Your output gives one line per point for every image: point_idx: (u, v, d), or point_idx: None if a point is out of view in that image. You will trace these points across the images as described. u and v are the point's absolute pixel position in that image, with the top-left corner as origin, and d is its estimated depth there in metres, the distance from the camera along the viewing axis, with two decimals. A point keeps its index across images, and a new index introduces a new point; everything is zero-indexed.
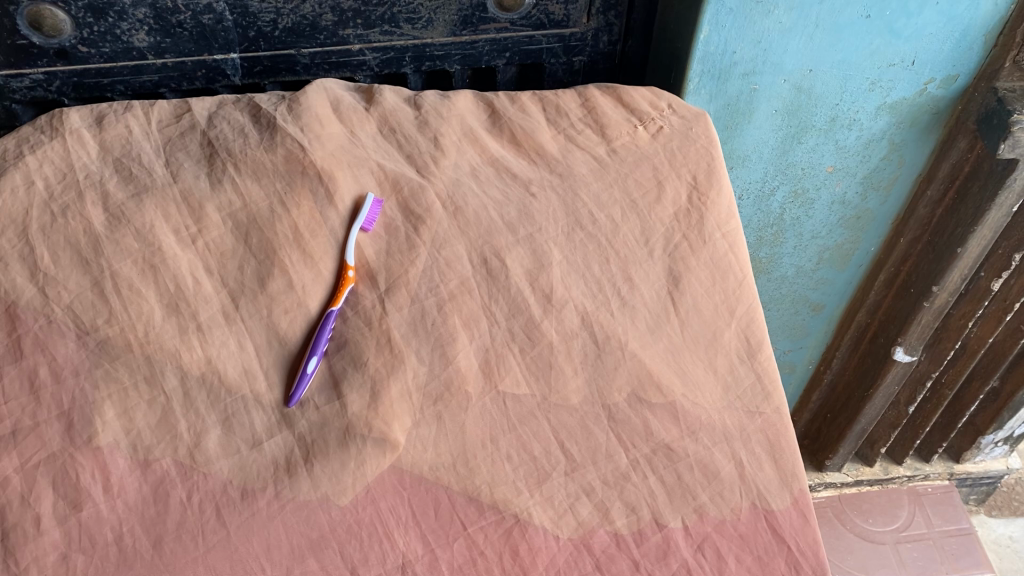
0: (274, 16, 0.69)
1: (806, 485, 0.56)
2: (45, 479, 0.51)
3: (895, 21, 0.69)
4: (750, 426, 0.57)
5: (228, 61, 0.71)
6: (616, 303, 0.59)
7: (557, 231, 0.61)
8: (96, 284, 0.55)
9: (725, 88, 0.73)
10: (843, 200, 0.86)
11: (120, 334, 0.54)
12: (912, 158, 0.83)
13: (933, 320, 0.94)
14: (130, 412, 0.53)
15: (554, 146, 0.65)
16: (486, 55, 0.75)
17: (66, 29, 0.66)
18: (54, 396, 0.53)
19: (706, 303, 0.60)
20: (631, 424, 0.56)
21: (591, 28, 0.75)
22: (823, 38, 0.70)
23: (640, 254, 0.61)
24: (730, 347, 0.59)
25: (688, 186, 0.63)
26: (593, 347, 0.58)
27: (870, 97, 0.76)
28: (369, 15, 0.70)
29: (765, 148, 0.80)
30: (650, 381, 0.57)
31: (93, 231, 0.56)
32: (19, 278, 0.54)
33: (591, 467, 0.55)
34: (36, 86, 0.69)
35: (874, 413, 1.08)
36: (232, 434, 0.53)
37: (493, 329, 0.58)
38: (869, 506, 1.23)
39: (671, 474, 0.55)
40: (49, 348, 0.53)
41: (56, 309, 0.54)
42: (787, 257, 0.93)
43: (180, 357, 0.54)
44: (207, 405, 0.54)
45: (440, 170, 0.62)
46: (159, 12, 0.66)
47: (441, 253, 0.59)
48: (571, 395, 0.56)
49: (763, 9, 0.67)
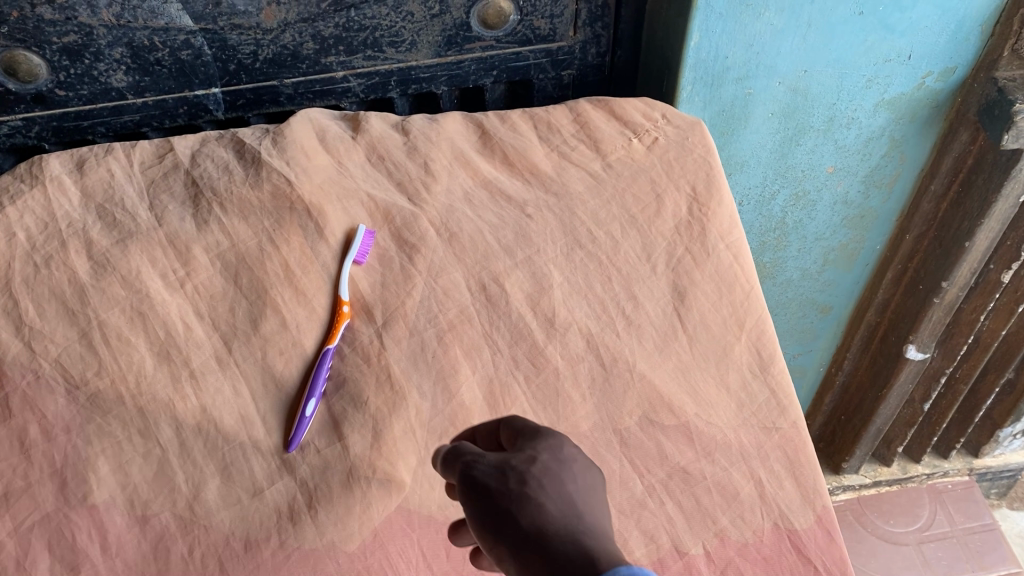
0: (254, 48, 0.67)
1: (829, 501, 0.54)
2: (39, 542, 0.49)
3: (888, 16, 0.67)
4: (768, 443, 0.55)
5: (210, 96, 0.69)
6: (621, 323, 0.57)
7: (556, 251, 0.59)
8: (84, 335, 0.53)
9: (719, 94, 0.72)
10: (846, 199, 0.84)
11: (111, 386, 0.52)
12: (913, 154, 0.81)
13: (944, 316, 0.93)
14: (125, 466, 0.51)
15: (548, 164, 0.64)
16: (473, 74, 0.74)
17: (42, 74, 0.64)
18: (46, 453, 0.51)
19: (714, 318, 0.58)
20: (645, 448, 0.54)
21: (578, 41, 0.73)
22: (816, 38, 0.68)
23: (642, 271, 0.59)
24: (741, 362, 0.57)
25: (688, 198, 0.62)
26: (601, 370, 0.55)
27: (867, 95, 0.74)
28: (351, 41, 0.68)
29: (763, 152, 0.78)
30: (661, 402, 0.55)
31: (78, 281, 0.55)
32: (4, 334, 0.53)
33: (606, 495, 0.52)
34: (15, 132, 0.67)
35: (890, 412, 1.07)
36: (232, 484, 0.51)
37: (496, 357, 0.55)
38: (889, 507, 1.21)
39: (689, 499, 0.53)
40: (39, 405, 0.52)
41: (44, 364, 0.52)
42: (791, 261, 0.91)
43: (173, 407, 0.52)
44: (203, 454, 0.52)
45: (432, 197, 0.61)
46: (135, 50, 0.65)
47: (438, 282, 0.57)
48: (580, 421, 0.54)
49: (753, 12, 0.65)
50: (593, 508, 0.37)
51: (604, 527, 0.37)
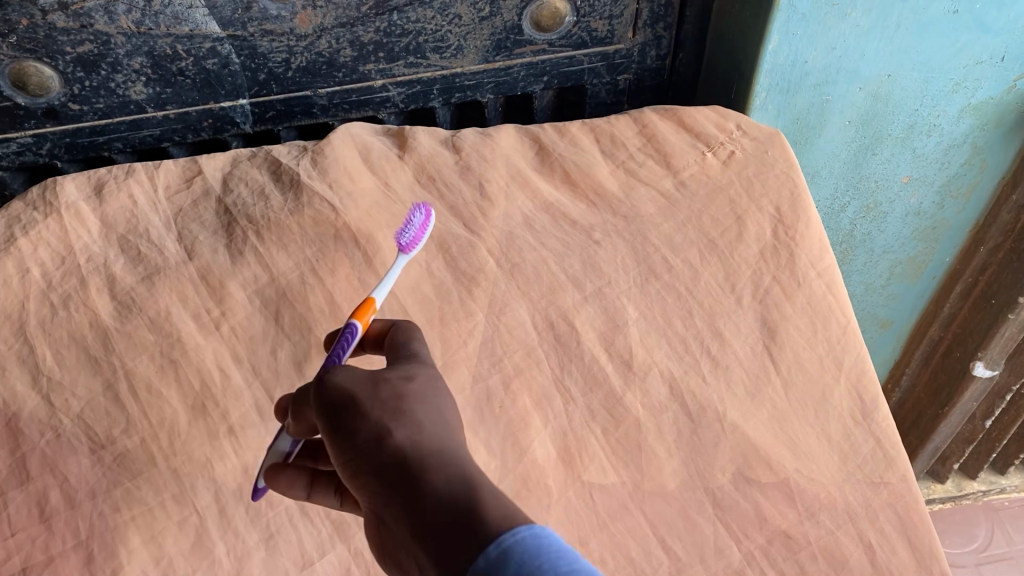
0: (286, 56, 0.61)
1: (947, 568, 0.47)
2: None
3: (985, 15, 0.61)
4: (876, 501, 0.49)
5: (237, 108, 0.63)
6: (707, 365, 0.51)
7: (630, 283, 0.53)
8: (109, 387, 0.47)
9: (794, 102, 0.66)
10: (919, 211, 0.79)
11: (140, 445, 0.46)
12: (995, 162, 0.75)
13: (1017, 332, 0.89)
14: (159, 537, 0.45)
15: (614, 182, 0.58)
16: (522, 81, 0.67)
17: (55, 86, 0.58)
18: (68, 523, 0.44)
19: (809, 358, 0.52)
20: (740, 509, 0.47)
21: (637, 44, 0.67)
22: (904, 40, 0.62)
23: (727, 303, 0.53)
24: (842, 408, 0.51)
25: (772, 220, 0.56)
26: (687, 422, 0.49)
27: (953, 99, 0.68)
28: (391, 47, 0.62)
29: (836, 163, 0.72)
30: (757, 456, 0.48)
31: (101, 325, 0.49)
32: (19, 385, 0.47)
33: (700, 565, 0.46)
34: (25, 150, 0.61)
35: (950, 429, 1.03)
36: (278, 556, 0.45)
37: (570, 407, 0.49)
38: (945, 526, 1.16)
39: (792, 568, 0.46)
40: (60, 467, 0.46)
41: (64, 420, 0.47)
42: (855, 275, 0.85)
43: (212, 467, 0.47)
44: (246, 522, 0.46)
45: (489, 222, 0.55)
46: (157, 60, 0.58)
47: (502, 319, 0.51)
48: (667, 480, 0.48)
49: (839, 12, 0.59)
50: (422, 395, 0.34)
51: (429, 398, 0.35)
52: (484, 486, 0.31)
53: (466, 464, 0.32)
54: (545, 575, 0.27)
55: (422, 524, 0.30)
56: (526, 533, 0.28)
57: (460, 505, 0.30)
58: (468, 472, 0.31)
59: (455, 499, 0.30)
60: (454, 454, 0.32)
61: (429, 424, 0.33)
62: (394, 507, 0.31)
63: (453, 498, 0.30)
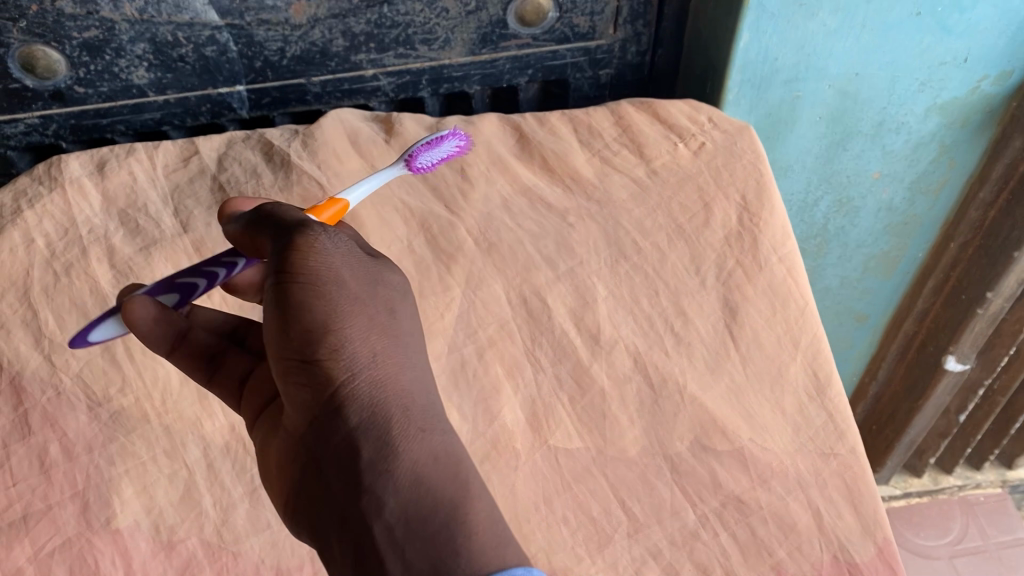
0: (281, 45, 0.64)
1: (890, 533, 0.50)
2: (61, 569, 0.46)
3: (947, 17, 0.64)
4: (826, 470, 0.51)
5: (234, 94, 0.66)
6: (670, 341, 0.54)
7: (600, 263, 0.57)
8: (106, 349, 0.52)
9: (766, 97, 0.69)
10: (890, 206, 0.81)
11: (135, 404, 0.51)
12: (963, 160, 0.77)
13: (987, 326, 0.91)
14: (150, 489, 0.48)
15: (589, 170, 0.61)
16: (508, 73, 0.70)
17: (61, 70, 0.61)
18: (67, 474, 0.48)
19: (768, 336, 0.55)
20: (697, 475, 0.50)
21: (618, 39, 0.70)
22: (870, 40, 0.65)
23: (691, 284, 0.56)
24: (798, 383, 0.54)
25: (738, 207, 0.59)
26: (649, 393, 0.52)
27: (919, 99, 0.71)
28: (382, 38, 0.65)
29: (808, 157, 0.75)
30: (714, 426, 0.52)
31: (100, 291, 0.53)
32: (23, 347, 0.51)
33: (656, 526, 0.49)
34: (32, 130, 0.64)
35: (925, 422, 1.06)
36: (261, 508, 0.49)
37: (539, 376, 0.53)
38: (920, 519, 1.19)
39: (743, 530, 0.49)
40: (59, 423, 0.49)
41: (64, 379, 0.51)
42: (830, 268, 0.88)
43: (201, 425, 0.51)
44: (232, 477, 0.50)
45: (469, 204, 0.58)
46: (158, 46, 0.62)
47: (478, 294, 0.55)
48: (628, 446, 0.51)
49: (807, 12, 0.62)
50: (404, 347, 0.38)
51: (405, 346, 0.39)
52: (470, 482, 0.36)
53: (443, 438, 0.37)
54: None
55: (388, 503, 0.34)
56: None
57: (442, 504, 0.35)
58: (451, 454, 0.36)
59: (436, 487, 0.35)
60: (434, 421, 0.37)
61: (406, 379, 0.37)
62: (350, 458, 0.35)
63: (438, 487, 0.35)
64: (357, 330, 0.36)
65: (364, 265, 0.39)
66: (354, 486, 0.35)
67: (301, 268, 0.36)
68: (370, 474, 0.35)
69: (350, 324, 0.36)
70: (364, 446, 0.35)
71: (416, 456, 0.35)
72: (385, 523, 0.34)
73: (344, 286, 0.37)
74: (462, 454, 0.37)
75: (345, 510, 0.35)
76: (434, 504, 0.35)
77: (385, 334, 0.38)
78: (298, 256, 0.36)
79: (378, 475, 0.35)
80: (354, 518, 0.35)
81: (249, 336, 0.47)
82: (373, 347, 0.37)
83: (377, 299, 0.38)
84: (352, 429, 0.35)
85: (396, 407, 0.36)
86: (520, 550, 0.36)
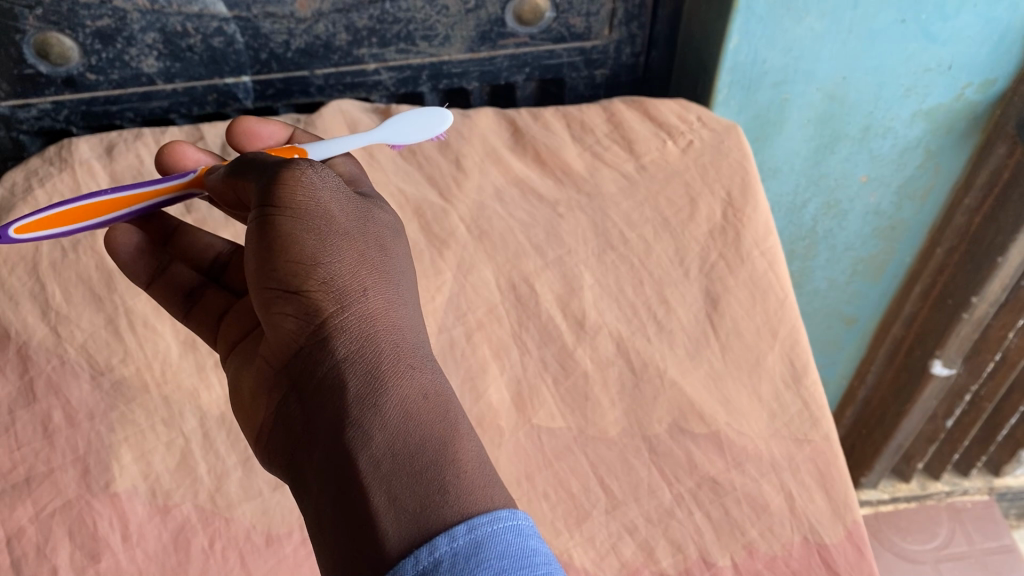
0: (286, 37, 0.66)
1: (859, 516, 0.52)
2: (60, 529, 0.48)
3: (930, 24, 0.66)
4: (799, 455, 0.53)
5: (240, 84, 0.69)
6: (653, 328, 0.56)
7: (588, 253, 0.59)
8: (109, 322, 0.54)
9: (755, 99, 0.71)
10: (878, 210, 0.83)
11: (136, 374, 0.53)
12: (948, 166, 0.79)
13: (972, 331, 0.92)
14: (148, 455, 0.51)
15: (581, 164, 0.63)
16: (506, 71, 0.73)
17: (74, 57, 0.63)
18: (69, 439, 0.50)
19: (747, 325, 0.57)
20: (674, 456, 0.53)
21: (613, 41, 0.72)
22: (856, 45, 0.67)
23: (675, 275, 0.58)
24: (775, 371, 0.56)
25: (722, 203, 0.61)
26: (630, 376, 0.55)
27: (905, 104, 0.73)
28: (384, 33, 0.68)
29: (796, 159, 0.77)
30: (692, 410, 0.54)
31: (105, 266, 0.55)
32: (30, 317, 0.53)
33: (633, 503, 0.51)
34: (44, 116, 0.67)
35: (912, 427, 1.07)
36: (253, 476, 0.51)
37: (525, 358, 0.55)
38: (907, 524, 1.21)
39: (717, 509, 0.51)
40: (63, 391, 0.52)
41: (69, 349, 0.53)
42: (819, 270, 0.90)
43: (198, 396, 0.53)
44: (226, 446, 0.52)
45: (463, 192, 0.61)
46: (168, 36, 0.64)
47: (468, 278, 0.57)
48: (609, 427, 0.53)
49: (794, 16, 0.65)
50: (392, 288, 0.41)
51: (396, 288, 0.42)
52: (457, 423, 0.37)
53: (434, 378, 0.39)
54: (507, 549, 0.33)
55: (375, 435, 0.35)
56: (513, 517, 0.34)
57: (430, 438, 0.36)
58: (439, 394, 0.38)
59: (422, 423, 0.36)
60: (422, 362, 0.39)
61: (393, 317, 0.40)
62: (339, 390, 0.37)
63: (424, 424, 0.36)
64: (345, 268, 0.40)
65: (354, 212, 0.42)
66: (341, 419, 0.36)
67: (290, 206, 0.39)
68: (356, 406, 0.36)
69: (338, 261, 0.40)
70: (353, 378, 0.37)
71: (403, 389, 0.37)
72: (369, 454, 0.35)
73: (331, 225, 0.40)
74: (451, 398, 0.39)
75: (330, 446, 0.36)
76: (420, 439, 0.36)
77: (374, 276, 0.41)
78: (287, 193, 0.39)
79: (364, 406, 0.36)
80: (339, 454, 0.36)
81: (227, 271, 0.53)
82: (362, 285, 0.40)
83: (365, 243, 0.41)
84: (339, 359, 0.38)
85: (384, 343, 0.39)
86: (510, 496, 0.36)
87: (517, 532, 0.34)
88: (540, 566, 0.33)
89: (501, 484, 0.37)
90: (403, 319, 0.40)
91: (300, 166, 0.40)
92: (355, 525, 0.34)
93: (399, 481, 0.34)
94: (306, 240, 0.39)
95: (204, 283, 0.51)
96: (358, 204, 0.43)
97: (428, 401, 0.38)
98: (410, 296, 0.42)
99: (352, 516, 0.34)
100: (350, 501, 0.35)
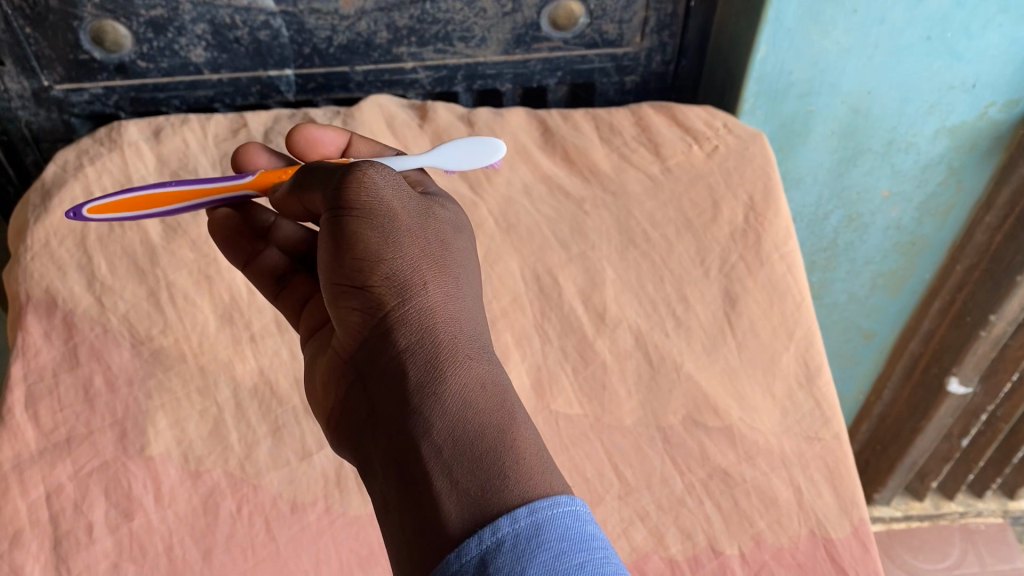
0: (329, 33, 0.69)
1: (866, 514, 0.53)
2: (97, 487, 0.50)
3: (956, 43, 0.67)
4: (809, 452, 0.54)
5: (283, 77, 0.71)
6: (671, 324, 0.58)
7: (611, 249, 0.61)
8: (152, 294, 0.57)
9: (780, 109, 0.73)
10: (899, 225, 0.84)
11: (174, 345, 0.56)
12: (971, 185, 0.80)
13: (990, 350, 0.93)
14: (182, 422, 0.53)
15: (607, 164, 0.65)
16: (538, 74, 0.75)
17: (127, 44, 0.66)
18: (108, 404, 0.53)
19: (763, 326, 0.58)
20: (687, 447, 0.54)
21: (644, 48, 0.74)
22: (883, 59, 0.69)
23: (695, 274, 0.60)
24: (789, 370, 0.57)
25: (745, 206, 0.62)
26: (648, 368, 0.57)
27: (928, 120, 0.74)
28: (423, 33, 0.70)
29: (821, 171, 0.79)
30: (706, 404, 0.55)
31: (149, 242, 0.58)
32: (76, 287, 0.56)
33: (645, 491, 0.53)
34: (95, 100, 0.70)
35: (926, 444, 1.08)
36: (281, 446, 0.53)
37: (546, 347, 0.58)
38: (919, 543, 1.21)
39: (727, 500, 0.53)
40: (104, 357, 0.54)
41: (112, 319, 0.56)
42: (839, 283, 0.91)
43: (232, 368, 0.56)
44: (258, 417, 0.54)
45: (492, 186, 0.63)
46: (217, 27, 0.67)
47: (494, 269, 0.60)
48: (625, 417, 0.55)
49: (821, 29, 0.66)
50: (451, 280, 0.42)
51: (456, 279, 0.43)
52: (514, 412, 0.38)
53: (491, 368, 0.40)
54: (566, 528, 0.34)
55: (435, 424, 0.37)
56: (572, 503, 0.35)
57: (490, 427, 0.37)
58: (497, 384, 0.39)
59: (482, 412, 0.37)
60: (479, 354, 0.40)
61: (453, 309, 0.41)
62: (401, 381, 0.38)
63: (483, 413, 0.37)
64: (407, 263, 0.41)
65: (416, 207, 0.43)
66: (404, 410, 0.38)
67: (353, 201, 0.41)
68: (418, 396, 0.38)
69: (400, 256, 0.41)
70: (413, 368, 0.38)
71: (460, 380, 0.38)
72: (432, 443, 0.36)
73: (394, 219, 0.41)
74: (508, 388, 0.40)
75: (394, 432, 0.38)
76: (479, 426, 0.37)
77: (434, 269, 0.42)
78: (351, 190, 0.41)
79: (425, 396, 0.38)
80: (403, 441, 0.37)
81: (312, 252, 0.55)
82: (424, 279, 0.41)
83: (425, 238, 0.43)
84: (399, 350, 0.39)
85: (444, 335, 0.40)
86: (568, 484, 0.37)
87: (576, 518, 0.35)
88: (598, 551, 0.34)
89: (559, 470, 0.38)
90: (462, 310, 0.42)
91: (363, 164, 0.42)
92: (419, 506, 0.35)
93: (459, 468, 0.36)
94: (370, 236, 0.41)
95: (294, 271, 0.53)
96: (419, 200, 0.44)
97: (485, 390, 0.39)
98: (468, 286, 0.43)
99: (417, 501, 0.36)
100: (414, 488, 0.36)
